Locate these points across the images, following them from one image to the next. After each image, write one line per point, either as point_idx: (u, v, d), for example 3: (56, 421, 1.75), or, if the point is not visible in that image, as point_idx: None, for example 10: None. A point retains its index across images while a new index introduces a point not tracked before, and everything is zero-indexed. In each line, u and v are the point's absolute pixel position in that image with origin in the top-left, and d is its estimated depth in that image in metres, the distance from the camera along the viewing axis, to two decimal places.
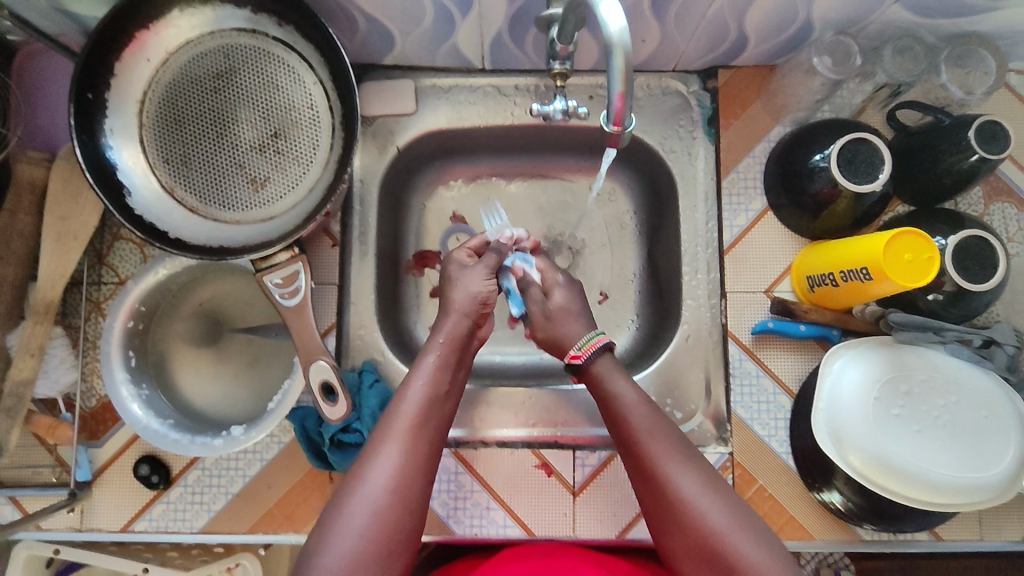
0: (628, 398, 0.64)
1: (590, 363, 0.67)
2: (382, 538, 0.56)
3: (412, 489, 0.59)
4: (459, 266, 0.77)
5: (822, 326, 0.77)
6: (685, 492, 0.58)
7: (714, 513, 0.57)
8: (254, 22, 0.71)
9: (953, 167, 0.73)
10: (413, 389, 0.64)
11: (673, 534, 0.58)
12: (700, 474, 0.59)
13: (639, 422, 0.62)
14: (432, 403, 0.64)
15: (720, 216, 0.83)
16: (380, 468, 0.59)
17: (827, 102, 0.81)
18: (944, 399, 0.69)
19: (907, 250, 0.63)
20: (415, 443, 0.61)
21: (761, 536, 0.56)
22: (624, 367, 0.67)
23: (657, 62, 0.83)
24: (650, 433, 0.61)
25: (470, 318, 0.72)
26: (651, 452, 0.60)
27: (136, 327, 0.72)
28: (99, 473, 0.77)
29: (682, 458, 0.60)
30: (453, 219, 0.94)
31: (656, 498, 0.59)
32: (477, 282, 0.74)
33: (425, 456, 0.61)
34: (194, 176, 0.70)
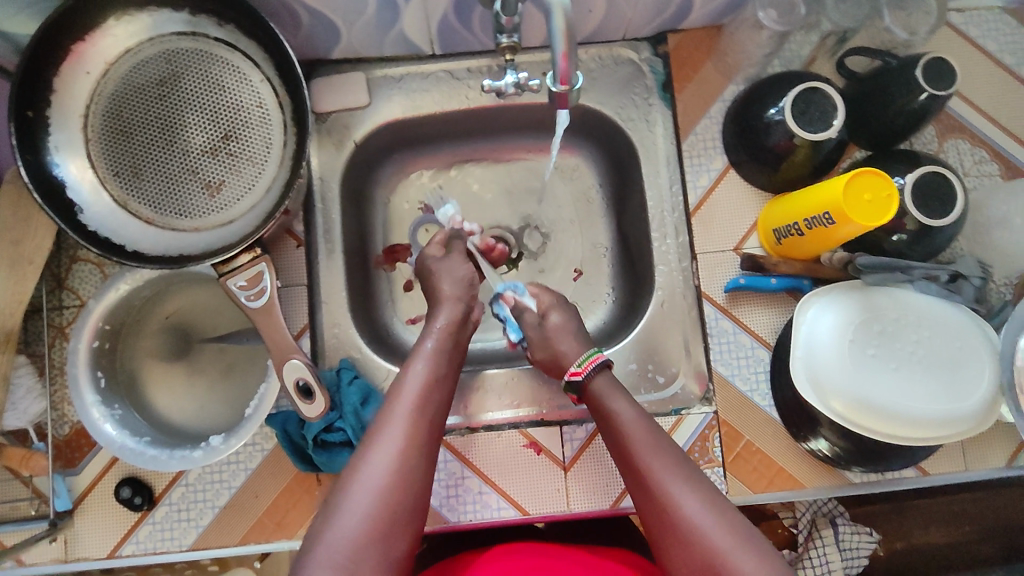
0: (626, 417, 0.64)
1: (587, 383, 0.69)
2: (389, 514, 0.57)
3: (418, 470, 0.59)
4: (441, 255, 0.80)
5: (792, 277, 0.77)
6: (686, 509, 0.57)
7: (717, 532, 0.56)
8: (193, 24, 0.69)
9: (905, 107, 0.74)
10: (414, 372, 0.65)
11: (675, 550, 0.56)
12: (699, 489, 0.58)
13: (638, 439, 0.62)
14: (434, 383, 0.65)
15: (683, 179, 0.83)
16: (386, 443, 0.59)
17: (776, 56, 0.82)
18: (917, 335, 0.70)
19: (867, 190, 0.64)
20: (421, 420, 0.62)
21: (763, 557, 0.55)
22: (623, 387, 0.68)
23: (606, 31, 0.83)
24: (649, 446, 0.62)
25: (464, 303, 0.75)
26: (649, 465, 0.60)
27: (102, 346, 0.70)
28: (80, 501, 0.75)
29: (682, 475, 0.59)
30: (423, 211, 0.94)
31: (657, 513, 0.58)
32: (460, 267, 0.79)
33: (430, 432, 0.62)
34: (147, 187, 0.69)
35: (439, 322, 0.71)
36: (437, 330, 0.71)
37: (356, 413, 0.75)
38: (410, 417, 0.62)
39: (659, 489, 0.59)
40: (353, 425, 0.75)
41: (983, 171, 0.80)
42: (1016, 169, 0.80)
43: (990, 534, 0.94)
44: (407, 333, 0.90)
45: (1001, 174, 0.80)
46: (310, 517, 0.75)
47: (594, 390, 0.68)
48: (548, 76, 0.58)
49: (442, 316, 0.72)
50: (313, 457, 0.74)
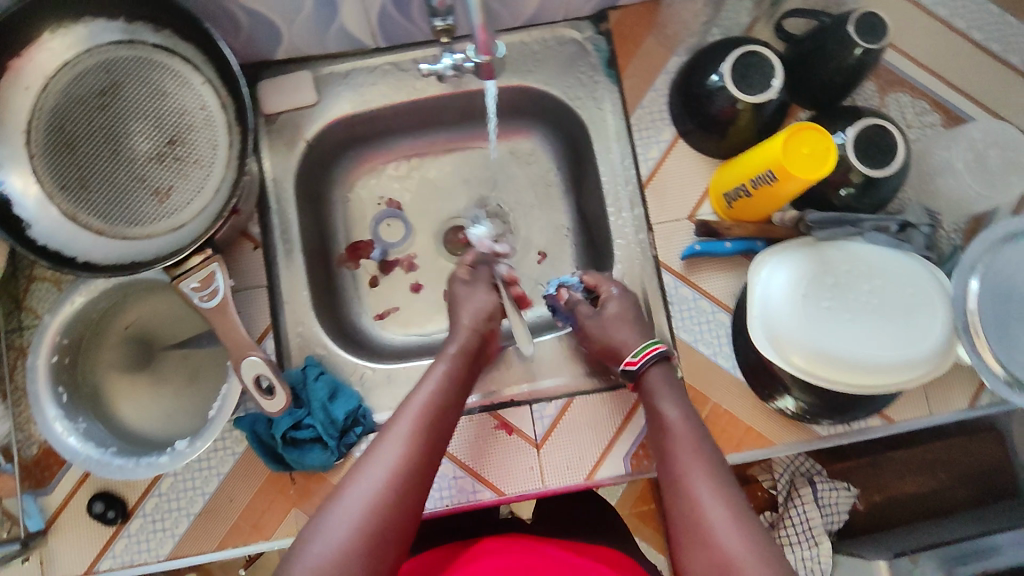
0: (673, 420, 0.67)
1: (644, 372, 0.72)
2: (378, 532, 0.57)
3: (412, 491, 0.60)
4: (462, 284, 0.83)
5: (746, 239, 0.78)
6: (708, 514, 0.58)
7: (732, 538, 0.56)
8: (130, 32, 0.69)
9: (842, 63, 0.75)
10: (420, 397, 0.67)
11: (693, 552, 0.58)
12: (727, 494, 0.59)
13: (680, 440, 0.65)
14: (440, 405, 0.67)
15: (634, 153, 0.84)
16: (379, 464, 0.61)
17: (714, 25, 0.83)
18: (870, 284, 0.71)
19: (804, 145, 0.65)
20: (417, 441, 0.63)
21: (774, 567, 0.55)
22: (679, 390, 0.70)
23: (547, 12, 0.84)
24: (688, 450, 0.64)
25: (478, 332, 0.77)
26: (683, 468, 0.62)
27: (62, 361, 0.70)
28: (53, 520, 0.75)
29: (716, 482, 0.60)
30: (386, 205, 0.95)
31: (682, 516, 0.60)
32: (478, 295, 0.81)
33: (429, 454, 0.63)
34: (95, 197, 0.68)
35: (451, 349, 0.74)
36: (448, 357, 0.73)
37: (325, 408, 0.75)
38: (409, 439, 0.63)
39: (687, 491, 0.61)
40: (322, 421, 0.75)
41: (925, 122, 0.81)
42: (957, 117, 0.81)
43: (966, 477, 0.96)
44: (375, 328, 0.91)
45: (943, 123, 0.81)
46: (285, 517, 0.75)
47: (648, 384, 0.72)
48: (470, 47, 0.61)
49: (455, 343, 0.75)
50: (284, 455, 0.74)
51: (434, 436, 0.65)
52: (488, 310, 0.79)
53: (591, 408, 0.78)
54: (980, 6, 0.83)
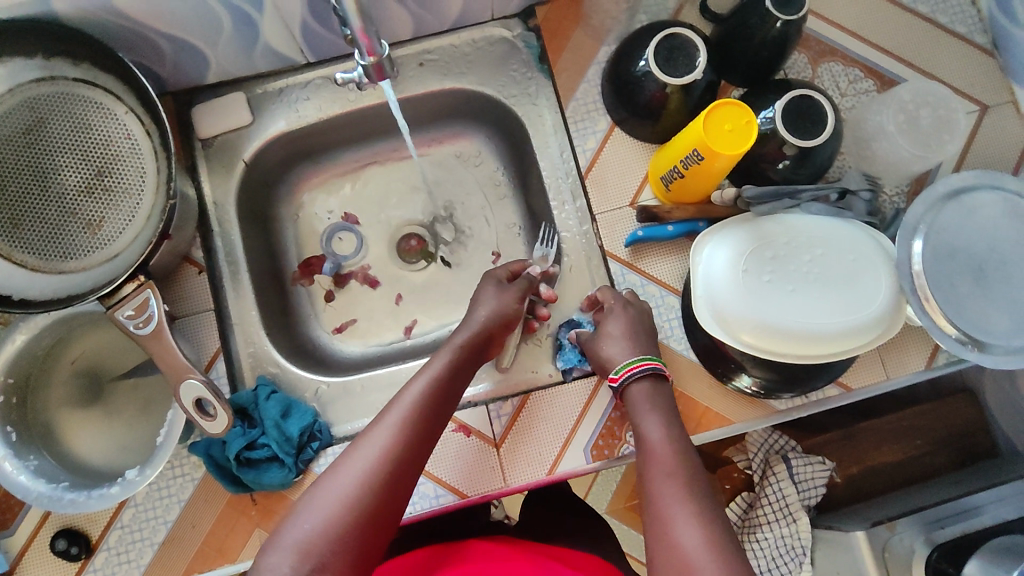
0: (654, 439, 0.65)
1: (624, 389, 0.70)
2: (356, 524, 0.56)
3: (395, 485, 0.59)
4: (492, 284, 0.78)
5: (687, 221, 0.78)
6: (682, 540, 0.55)
7: (706, 566, 0.52)
8: (48, 69, 0.70)
9: (766, 37, 0.75)
10: (416, 389, 0.65)
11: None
12: (703, 520, 0.56)
13: (660, 462, 0.62)
14: (436, 398, 0.66)
15: (571, 145, 0.83)
16: (361, 456, 0.59)
17: (640, 11, 0.83)
18: (809, 253, 0.71)
19: (726, 121, 0.65)
20: (405, 435, 0.61)
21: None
22: (663, 412, 0.68)
23: (473, 14, 0.84)
24: (666, 474, 0.61)
25: (489, 327, 0.73)
26: (661, 492, 0.59)
27: (9, 401, 0.69)
28: (18, 561, 0.75)
29: (693, 508, 0.57)
30: (346, 219, 0.96)
31: (658, 544, 0.56)
32: (507, 296, 0.76)
33: (417, 447, 0.62)
34: (29, 236, 0.68)
35: (456, 339, 0.72)
36: (451, 347, 0.71)
37: (278, 426, 0.75)
38: (396, 429, 0.61)
39: (664, 517, 0.57)
40: (277, 439, 0.74)
41: (859, 89, 0.81)
42: (890, 81, 0.81)
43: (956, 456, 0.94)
44: (333, 343, 0.91)
45: (877, 88, 0.80)
46: (250, 537, 0.74)
47: (631, 399, 0.70)
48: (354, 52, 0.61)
49: (463, 333, 0.73)
50: (240, 476, 0.74)
51: (426, 430, 0.63)
52: (508, 311, 0.75)
53: (550, 403, 0.77)
54: None
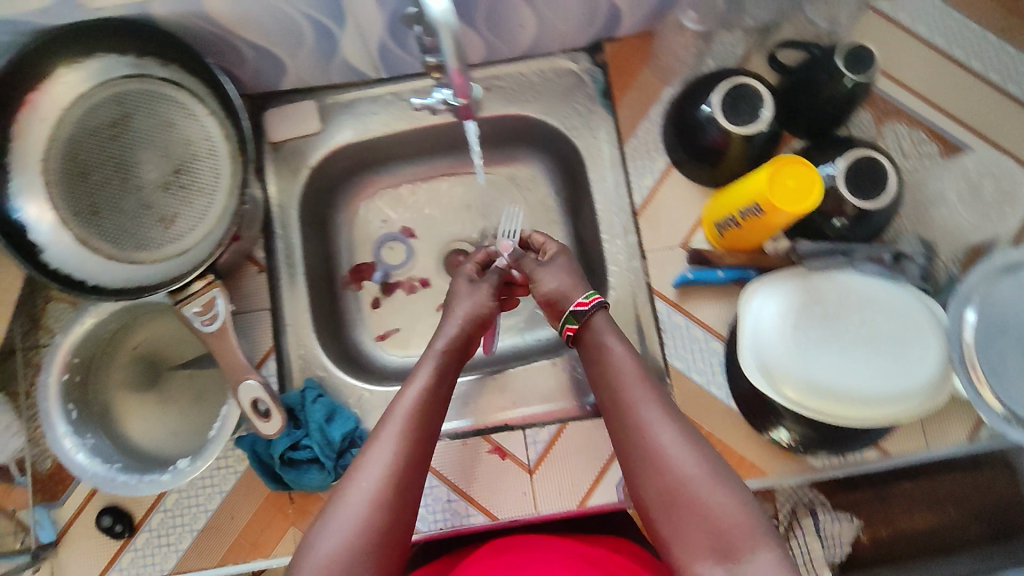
0: (618, 353, 0.68)
1: (590, 317, 0.72)
2: (376, 536, 0.58)
3: (406, 494, 0.61)
4: (466, 280, 0.80)
5: (738, 268, 0.79)
6: (662, 439, 0.60)
7: (687, 460, 0.59)
8: (139, 66, 0.72)
9: (833, 94, 0.75)
10: (409, 396, 0.67)
11: (648, 480, 0.59)
12: (673, 419, 0.62)
13: (625, 371, 0.66)
14: (432, 401, 0.68)
15: (628, 181, 0.85)
16: (370, 474, 0.61)
17: (708, 56, 0.84)
18: (857, 314, 0.72)
19: (792, 178, 0.65)
20: (405, 444, 0.63)
21: (728, 483, 0.58)
22: (619, 331, 0.72)
23: (544, 45, 0.86)
24: (635, 380, 0.65)
25: (468, 328, 0.75)
26: (631, 398, 0.64)
27: (72, 379, 0.73)
28: (64, 532, 0.78)
29: (663, 410, 0.63)
30: (403, 232, 0.98)
31: (634, 446, 0.62)
32: (480, 291, 0.78)
33: (421, 449, 0.64)
34: (106, 224, 0.71)
35: (437, 346, 0.73)
36: (434, 355, 0.72)
37: (322, 430, 0.78)
38: (398, 444, 0.63)
39: (639, 422, 0.62)
40: (320, 442, 0.77)
41: (923, 152, 0.81)
42: (955, 147, 0.81)
43: (987, 522, 0.91)
44: (375, 349, 0.94)
45: (941, 153, 0.80)
46: (284, 535, 0.78)
47: (593, 327, 0.72)
48: (446, 92, 0.65)
49: (443, 337, 0.74)
50: (282, 474, 0.77)
51: (425, 429, 0.66)
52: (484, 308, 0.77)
53: (585, 436, 0.79)
54: (979, 35, 0.82)
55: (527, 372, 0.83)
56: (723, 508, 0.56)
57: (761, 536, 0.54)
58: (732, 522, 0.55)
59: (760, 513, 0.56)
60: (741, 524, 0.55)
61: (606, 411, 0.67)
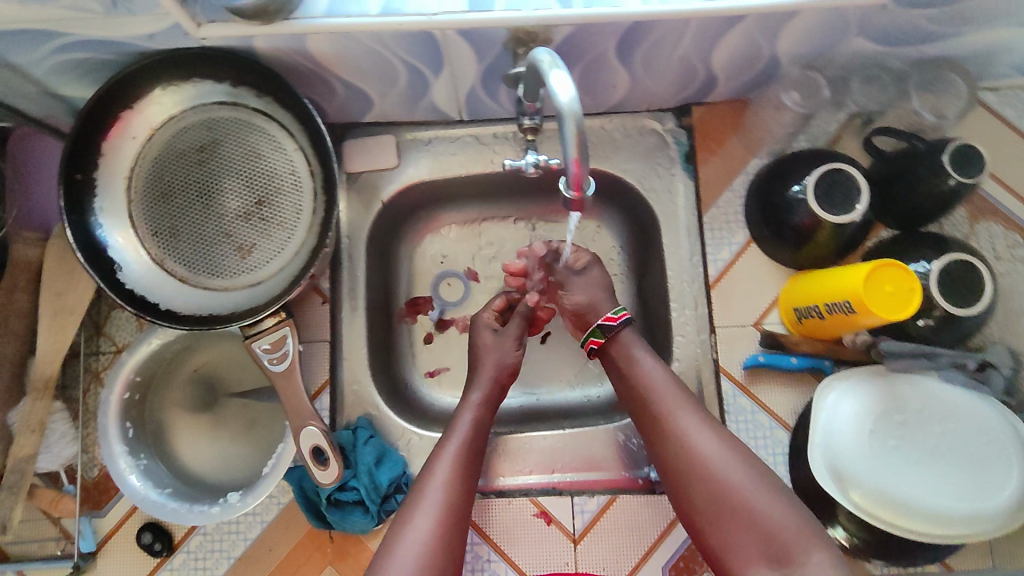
0: (651, 367, 0.72)
1: (618, 331, 0.75)
2: (430, 574, 0.62)
3: (453, 538, 0.65)
4: (488, 331, 0.83)
5: (813, 357, 0.78)
6: (701, 449, 0.66)
7: (730, 467, 0.64)
8: (233, 95, 0.72)
9: (933, 191, 0.72)
10: (452, 443, 0.72)
11: (693, 487, 0.65)
12: (710, 427, 0.67)
13: (657, 384, 0.71)
14: (473, 447, 0.73)
15: (703, 252, 0.83)
16: (422, 515, 0.66)
17: (801, 134, 0.81)
18: (940, 426, 0.70)
19: (888, 283, 0.64)
20: (457, 479, 0.69)
21: (771, 486, 0.63)
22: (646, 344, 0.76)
23: (631, 103, 0.84)
24: (670, 393, 0.70)
25: (499, 380, 0.79)
26: (668, 409, 0.69)
27: (132, 398, 0.74)
28: (103, 543, 0.78)
29: (700, 419, 0.68)
30: (469, 275, 0.95)
31: (676, 455, 0.67)
32: (503, 342, 0.81)
33: (471, 480, 0.70)
34: (183, 247, 0.71)
35: (472, 398, 0.77)
36: (470, 407, 0.76)
37: (370, 473, 0.77)
38: (447, 488, 0.68)
39: (678, 431, 0.68)
40: (366, 485, 0.77)
41: (1017, 257, 0.78)
42: None
43: None
44: (424, 386, 0.92)
45: None
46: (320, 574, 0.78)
47: (623, 341, 0.75)
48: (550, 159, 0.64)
49: (477, 390, 0.78)
50: (326, 514, 0.76)
51: (469, 471, 0.71)
52: (507, 361, 0.80)
53: (633, 510, 0.79)
54: None
55: (579, 436, 0.82)
56: (771, 512, 0.61)
57: (813, 538, 0.60)
58: (779, 524, 0.60)
59: (807, 515, 0.62)
60: (793, 529, 0.60)
61: (642, 423, 0.72)
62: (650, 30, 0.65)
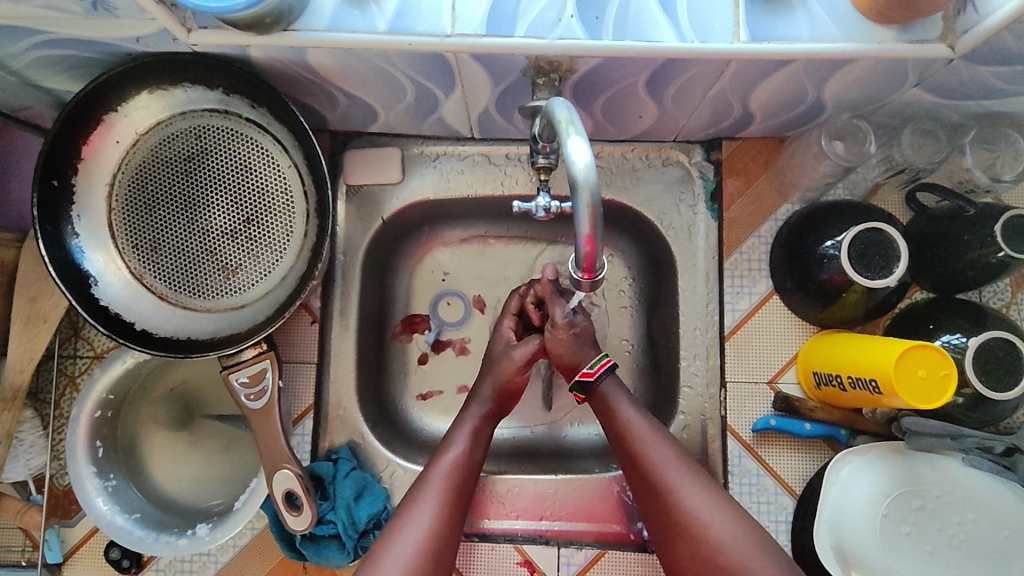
0: (635, 417, 0.67)
1: (597, 384, 0.69)
2: None
3: (440, 558, 0.61)
4: (501, 343, 0.75)
5: (828, 425, 0.73)
6: (690, 501, 0.61)
7: (719, 524, 0.59)
8: (225, 103, 0.66)
9: (977, 260, 0.66)
10: (445, 461, 0.68)
11: (684, 545, 0.60)
12: (699, 480, 0.62)
13: (639, 429, 0.66)
14: (467, 469, 0.68)
15: (721, 299, 0.77)
16: (399, 552, 0.60)
17: (839, 182, 0.75)
18: (961, 516, 0.65)
19: (920, 366, 0.59)
20: (445, 506, 0.64)
21: (765, 545, 0.57)
22: (627, 389, 0.70)
23: (657, 133, 0.77)
24: (655, 441, 0.65)
25: (500, 398, 0.73)
26: (654, 460, 0.64)
27: (104, 415, 0.70)
28: (71, 554, 0.75)
29: (689, 472, 0.63)
30: (477, 301, 0.89)
31: (665, 510, 0.62)
32: (509, 359, 0.73)
33: (456, 512, 0.65)
34: (164, 262, 0.67)
35: (474, 410, 0.73)
36: (471, 419, 0.72)
37: (349, 508, 0.74)
38: (428, 523, 0.62)
39: (665, 483, 0.62)
40: (344, 520, 0.73)
41: None
42: None
43: None
44: (415, 411, 0.87)
45: None
46: None
47: (603, 392, 0.69)
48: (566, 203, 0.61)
49: (477, 406, 0.73)
50: (301, 547, 0.73)
51: (460, 493, 0.66)
52: (510, 383, 0.72)
53: (622, 566, 0.75)
54: None
55: (571, 483, 0.78)
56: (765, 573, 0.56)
57: None
58: None
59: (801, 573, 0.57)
60: None
61: (630, 472, 0.66)
62: (684, 66, 0.59)
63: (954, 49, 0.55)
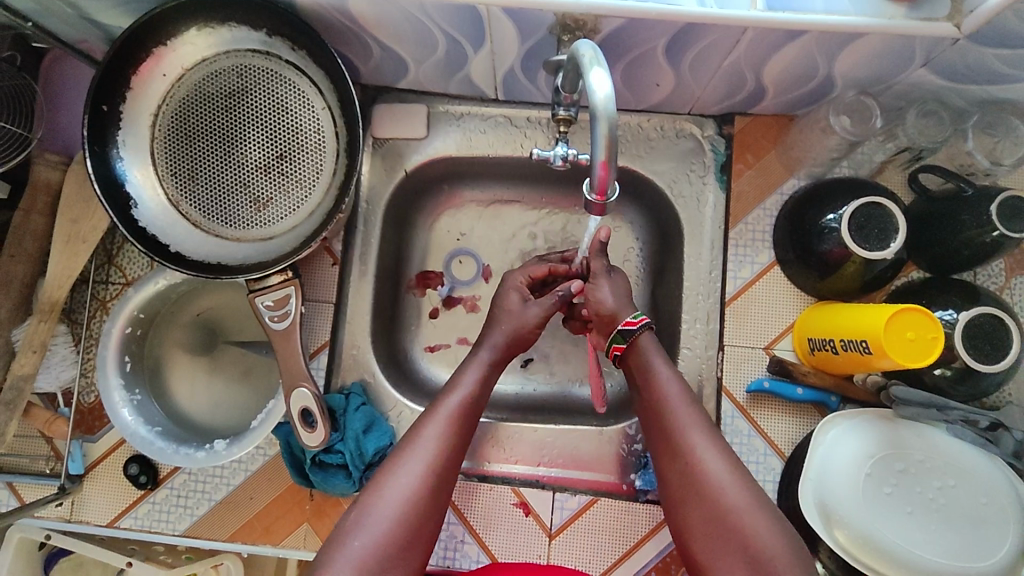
0: (668, 375, 0.67)
1: (637, 337, 0.70)
2: (410, 524, 0.59)
3: (443, 487, 0.63)
4: (515, 296, 0.78)
5: (820, 391, 0.76)
6: (707, 465, 0.60)
7: (731, 489, 0.59)
8: (268, 45, 0.70)
9: (972, 239, 0.69)
10: (449, 403, 0.68)
11: (692, 506, 0.60)
12: (720, 448, 0.61)
13: (671, 388, 0.66)
14: (475, 399, 0.69)
15: (724, 267, 0.81)
16: (399, 485, 0.61)
17: (845, 159, 0.78)
18: (940, 481, 0.67)
19: (909, 328, 0.62)
20: (446, 443, 0.64)
21: (773, 517, 0.57)
22: (665, 351, 0.70)
23: (673, 104, 0.81)
24: (682, 403, 0.65)
25: (506, 351, 0.75)
26: (679, 420, 0.64)
27: (134, 333, 0.75)
28: (92, 467, 0.80)
29: (711, 435, 0.62)
30: (483, 270, 0.93)
31: (681, 472, 0.62)
32: (526, 311, 0.76)
33: (460, 443, 0.66)
34: (200, 191, 0.71)
35: (482, 355, 0.74)
36: (479, 363, 0.73)
37: (357, 439, 0.77)
38: (431, 458, 0.63)
39: (686, 446, 0.62)
40: (351, 450, 0.77)
41: None
42: None
43: None
44: (422, 361, 0.91)
45: None
46: (296, 529, 0.78)
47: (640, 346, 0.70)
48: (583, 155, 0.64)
49: (487, 350, 0.74)
50: (309, 474, 0.77)
51: (466, 424, 0.67)
52: (524, 334, 0.75)
53: (612, 515, 0.78)
54: None
55: (569, 434, 0.82)
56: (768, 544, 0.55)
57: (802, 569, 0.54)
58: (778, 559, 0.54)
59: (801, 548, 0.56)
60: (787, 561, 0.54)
61: (651, 429, 0.67)
62: (705, 32, 0.62)
63: (960, 29, 0.58)
